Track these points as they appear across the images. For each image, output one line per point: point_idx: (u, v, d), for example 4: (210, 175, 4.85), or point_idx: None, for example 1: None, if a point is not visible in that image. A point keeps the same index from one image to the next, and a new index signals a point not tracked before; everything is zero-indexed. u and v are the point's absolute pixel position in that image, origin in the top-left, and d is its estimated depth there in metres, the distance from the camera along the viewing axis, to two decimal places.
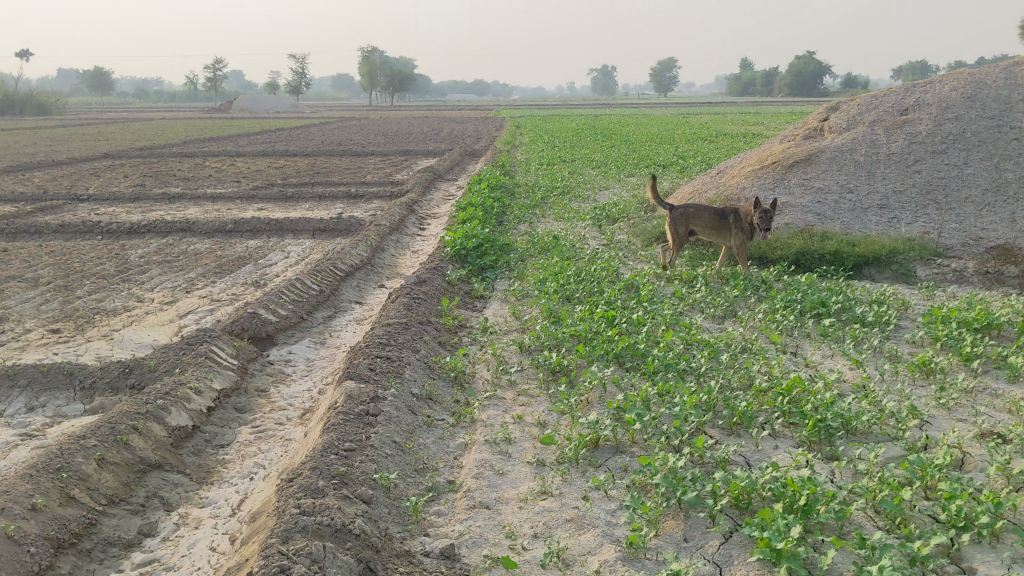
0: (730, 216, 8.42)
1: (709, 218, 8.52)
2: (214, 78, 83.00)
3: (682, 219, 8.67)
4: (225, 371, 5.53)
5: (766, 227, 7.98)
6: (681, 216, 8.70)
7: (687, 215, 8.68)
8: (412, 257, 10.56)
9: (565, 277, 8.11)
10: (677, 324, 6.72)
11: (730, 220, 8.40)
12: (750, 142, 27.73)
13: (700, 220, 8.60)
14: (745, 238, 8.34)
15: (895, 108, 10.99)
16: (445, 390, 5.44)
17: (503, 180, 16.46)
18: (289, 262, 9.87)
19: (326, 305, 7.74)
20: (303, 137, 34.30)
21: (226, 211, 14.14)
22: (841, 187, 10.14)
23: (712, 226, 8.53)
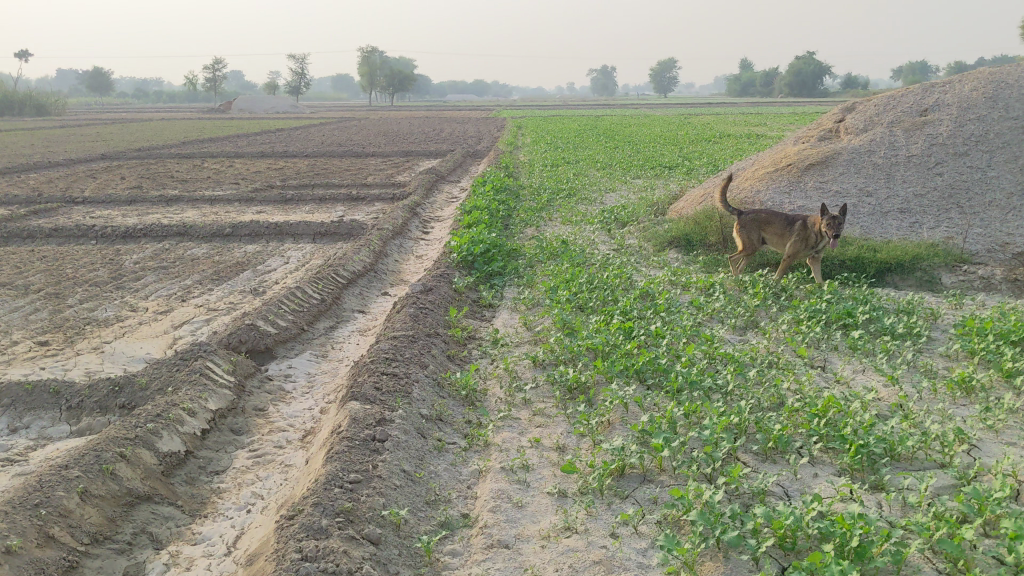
0: (799, 224, 7.89)
1: (777, 225, 8.04)
2: (213, 78, 82.72)
3: (752, 225, 8.23)
4: (221, 389, 5.19)
5: (834, 234, 7.40)
6: (753, 222, 8.25)
7: (759, 221, 8.23)
8: (416, 262, 10.22)
9: (578, 285, 7.77)
10: (698, 336, 6.38)
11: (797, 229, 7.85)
12: (755, 143, 27.37)
13: (771, 227, 8.14)
14: (811, 248, 7.78)
15: (914, 108, 10.62)
16: (456, 410, 5.10)
17: (507, 182, 16.10)
18: (289, 268, 9.54)
19: (327, 314, 7.40)
20: (303, 137, 33.99)
21: (225, 214, 13.80)
22: (860, 191, 9.80)
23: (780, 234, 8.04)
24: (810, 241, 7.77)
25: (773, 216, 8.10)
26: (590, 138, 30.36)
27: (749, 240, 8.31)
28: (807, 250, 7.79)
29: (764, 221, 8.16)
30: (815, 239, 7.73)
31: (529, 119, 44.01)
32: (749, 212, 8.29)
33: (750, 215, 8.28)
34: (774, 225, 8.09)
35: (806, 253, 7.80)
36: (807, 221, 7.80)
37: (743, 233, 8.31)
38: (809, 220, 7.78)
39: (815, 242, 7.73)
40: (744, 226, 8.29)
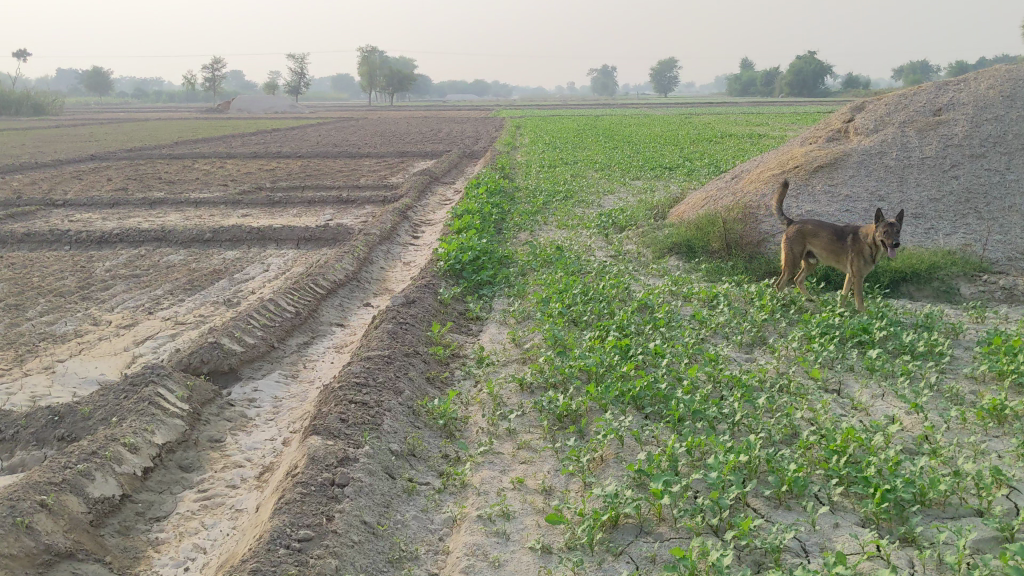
0: (850, 235, 6.90)
1: (824, 237, 7.08)
2: (212, 78, 82.28)
3: (799, 238, 7.30)
4: (172, 419, 4.67)
5: (891, 243, 6.41)
6: (800, 234, 7.30)
7: (805, 233, 7.28)
8: (403, 270, 9.71)
9: (572, 298, 7.26)
10: (702, 356, 5.87)
11: (849, 242, 6.88)
12: (756, 143, 26.90)
13: (818, 239, 7.17)
14: (865, 263, 6.78)
15: (928, 107, 10.09)
16: (432, 442, 4.58)
17: (502, 185, 15.59)
18: (268, 276, 9.03)
19: (302, 329, 6.89)
20: (297, 137, 33.51)
21: (208, 218, 13.29)
22: (871, 195, 9.28)
23: (829, 248, 7.08)
24: (864, 254, 6.77)
25: (822, 226, 7.13)
26: (590, 138, 29.90)
27: (794, 253, 7.38)
28: (861, 264, 6.80)
29: (812, 232, 7.20)
30: (870, 252, 6.74)
31: (527, 119, 43.55)
32: (797, 222, 7.35)
33: (798, 225, 7.33)
34: (822, 236, 7.12)
35: (860, 268, 6.81)
36: (860, 232, 6.81)
37: (789, 246, 7.38)
38: (861, 231, 6.79)
39: (869, 256, 6.74)
40: (790, 237, 7.36)
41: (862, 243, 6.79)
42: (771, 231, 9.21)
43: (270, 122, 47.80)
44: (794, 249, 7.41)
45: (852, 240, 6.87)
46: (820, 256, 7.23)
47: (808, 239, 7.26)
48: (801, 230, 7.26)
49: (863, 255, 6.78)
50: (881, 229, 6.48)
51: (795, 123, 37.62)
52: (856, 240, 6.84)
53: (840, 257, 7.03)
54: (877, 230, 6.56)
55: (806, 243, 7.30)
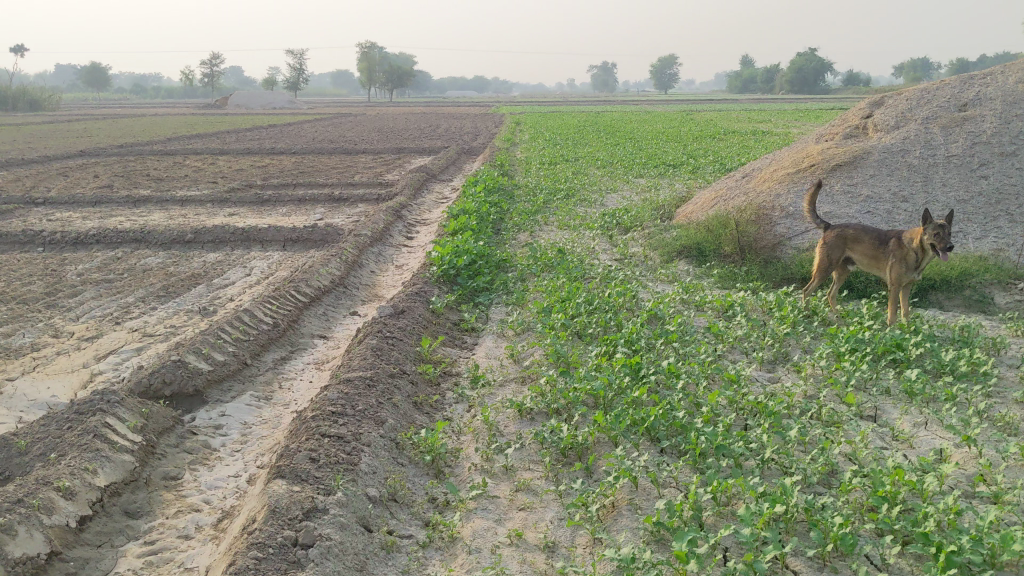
0: (894, 239, 6.39)
1: (866, 242, 6.54)
2: (210, 74, 81.58)
3: (838, 242, 6.73)
4: (119, 456, 4.07)
5: (943, 247, 5.99)
6: (839, 238, 6.73)
7: (844, 237, 6.72)
8: (395, 274, 9.12)
9: (575, 309, 6.67)
10: (721, 377, 5.28)
11: (891, 247, 6.38)
12: (761, 139, 26.34)
13: (859, 244, 6.62)
14: (908, 269, 6.30)
15: (953, 102, 9.49)
16: (417, 484, 3.99)
17: (500, 182, 15.00)
18: (249, 281, 8.45)
19: (280, 342, 6.29)
20: (292, 133, 32.90)
21: (193, 217, 12.68)
22: (894, 196, 8.68)
23: (870, 254, 6.55)
24: (907, 259, 6.29)
25: (864, 231, 6.58)
26: (591, 135, 29.32)
27: (830, 259, 6.81)
28: (903, 270, 6.31)
29: (852, 236, 6.65)
30: (914, 258, 6.25)
31: (527, 116, 42.98)
32: (835, 226, 6.79)
33: (836, 230, 6.77)
34: (863, 241, 6.58)
35: (901, 274, 6.32)
36: (904, 236, 6.33)
37: (825, 252, 6.82)
38: (905, 235, 6.31)
39: (913, 261, 6.26)
40: (827, 242, 6.79)
41: (906, 248, 6.30)
42: (786, 234, 8.61)
43: (267, 117, 47.17)
44: (830, 255, 6.84)
45: (895, 245, 6.36)
46: (859, 263, 6.69)
47: (847, 245, 6.71)
48: (840, 234, 6.71)
49: (906, 260, 6.29)
50: (931, 232, 6.05)
51: (799, 120, 37.12)
52: (899, 245, 6.34)
53: (881, 264, 6.51)
54: (926, 233, 6.12)
55: (844, 249, 6.74)
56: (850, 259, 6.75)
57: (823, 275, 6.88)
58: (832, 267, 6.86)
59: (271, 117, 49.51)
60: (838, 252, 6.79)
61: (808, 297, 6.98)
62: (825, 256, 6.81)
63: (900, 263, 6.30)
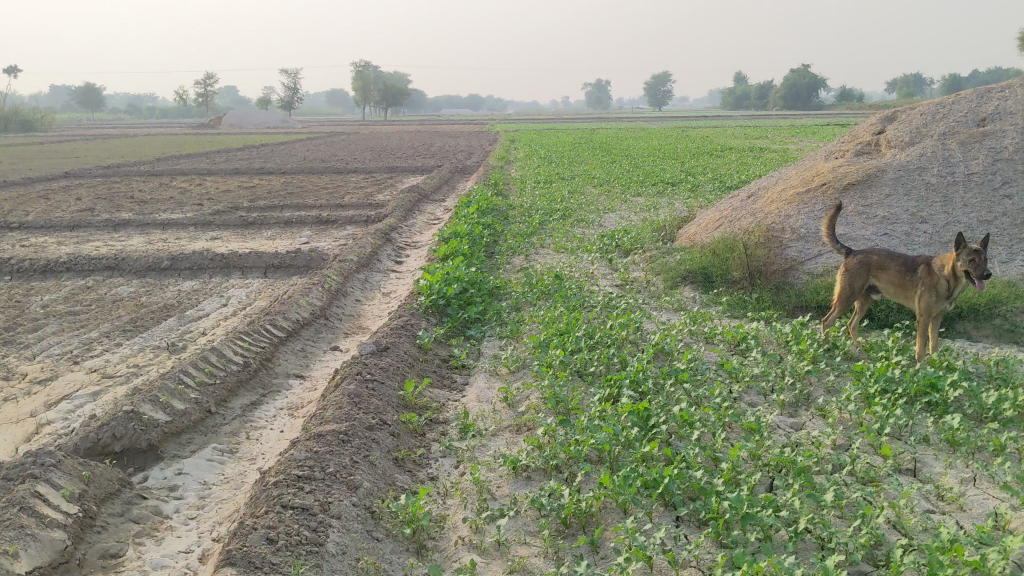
0: (923, 266, 5.88)
1: (893, 269, 6.03)
2: (204, 94, 81.24)
3: (861, 270, 6.20)
4: (48, 533, 3.51)
5: (979, 274, 5.53)
6: (862, 265, 6.20)
7: (868, 264, 6.19)
8: (383, 302, 8.56)
9: (575, 344, 6.10)
10: (740, 425, 4.73)
11: (920, 274, 5.88)
12: (760, 155, 25.89)
13: (884, 272, 6.10)
14: (938, 298, 5.80)
15: (971, 116, 8.99)
16: (394, 563, 3.43)
17: (495, 202, 14.47)
18: (225, 313, 7.89)
19: (251, 384, 5.73)
20: (283, 153, 32.43)
21: (173, 242, 12.13)
22: (913, 216, 8.15)
23: (897, 282, 6.04)
24: (937, 288, 5.79)
25: (890, 257, 6.07)
26: (587, 152, 28.90)
27: (853, 287, 6.28)
28: (933, 299, 5.82)
29: (876, 263, 6.13)
30: (946, 286, 5.76)
31: (522, 134, 42.48)
32: (858, 252, 6.26)
33: (859, 256, 6.24)
34: (889, 268, 6.06)
35: (932, 305, 5.83)
36: (934, 262, 5.83)
37: (847, 279, 6.29)
38: (935, 261, 5.82)
39: (944, 290, 5.76)
40: (849, 269, 6.26)
41: (936, 275, 5.80)
42: (799, 258, 8.06)
43: (261, 137, 46.72)
44: (851, 283, 6.30)
45: (924, 273, 5.86)
46: (884, 292, 6.17)
47: (871, 272, 6.18)
48: (864, 260, 6.18)
49: (937, 289, 5.80)
50: (965, 258, 5.58)
51: (795, 136, 36.69)
52: (929, 273, 5.84)
53: (908, 293, 5.99)
54: (959, 260, 5.64)
55: (868, 276, 6.21)
56: (875, 287, 6.22)
57: (844, 305, 6.34)
58: (854, 296, 6.33)
59: (265, 136, 49.05)
60: (860, 279, 6.26)
61: (828, 328, 6.43)
62: (847, 284, 6.28)
63: (931, 292, 5.81)
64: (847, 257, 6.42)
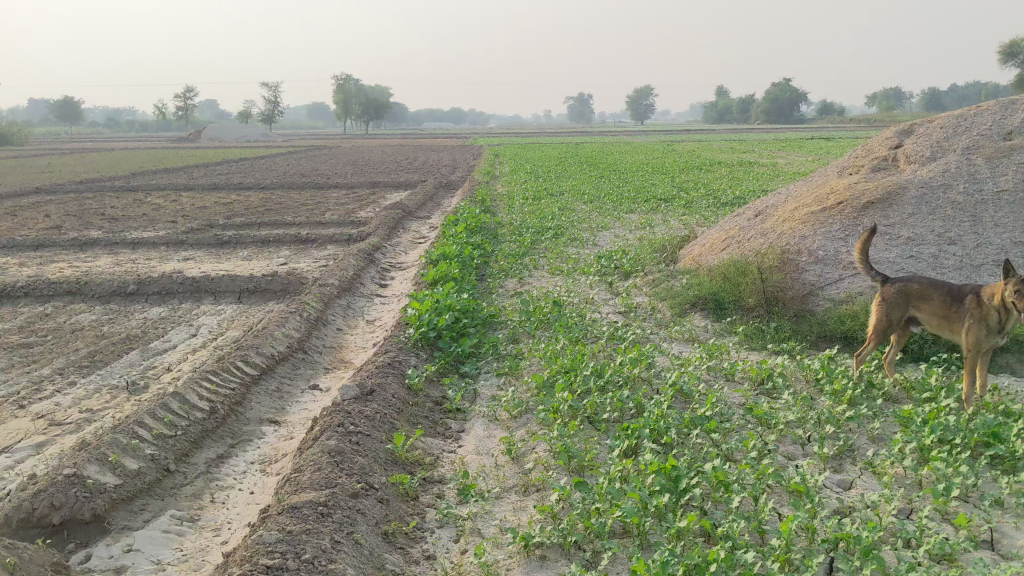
0: (971, 295, 5.27)
1: (935, 300, 5.42)
2: (184, 107, 80.38)
3: (900, 300, 5.58)
4: None
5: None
6: (900, 295, 5.58)
7: (907, 293, 5.57)
8: (367, 332, 7.89)
9: (584, 386, 5.45)
10: (784, 486, 4.09)
11: (967, 305, 5.27)
12: (749, 170, 25.39)
13: (926, 302, 5.48)
14: (988, 332, 5.18)
15: (996, 130, 8.45)
16: None
17: (483, 220, 13.83)
18: (193, 345, 7.20)
19: (218, 433, 5.04)
20: (262, 167, 31.65)
21: (143, 263, 11.42)
22: (939, 237, 7.57)
23: (941, 314, 5.42)
24: (987, 320, 5.18)
25: (933, 285, 5.45)
26: (572, 166, 28.31)
27: (891, 319, 5.64)
28: (983, 333, 5.19)
29: (917, 292, 5.51)
30: (996, 318, 5.14)
31: (505, 148, 41.91)
32: (896, 280, 5.64)
33: (897, 284, 5.62)
34: (932, 298, 5.44)
35: (982, 339, 5.20)
36: (983, 292, 5.22)
37: (883, 310, 5.66)
38: (984, 291, 5.21)
39: (995, 322, 5.14)
40: (886, 299, 5.63)
41: (985, 306, 5.19)
42: (818, 282, 7.45)
43: (239, 150, 46.00)
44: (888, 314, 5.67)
45: (971, 304, 5.25)
46: (926, 324, 5.55)
47: (911, 302, 5.55)
48: (902, 289, 5.57)
49: (986, 322, 5.18)
50: (1013, 287, 4.97)
51: (782, 150, 36.36)
52: (977, 303, 5.23)
53: (954, 325, 5.37)
54: (1008, 290, 5.03)
55: (907, 307, 5.59)
56: (914, 319, 5.60)
57: (880, 338, 5.71)
58: (890, 328, 5.70)
59: (246, 149, 48.17)
60: (898, 310, 5.63)
61: (862, 364, 5.81)
62: (883, 315, 5.65)
63: (979, 324, 5.19)
64: (882, 285, 5.80)
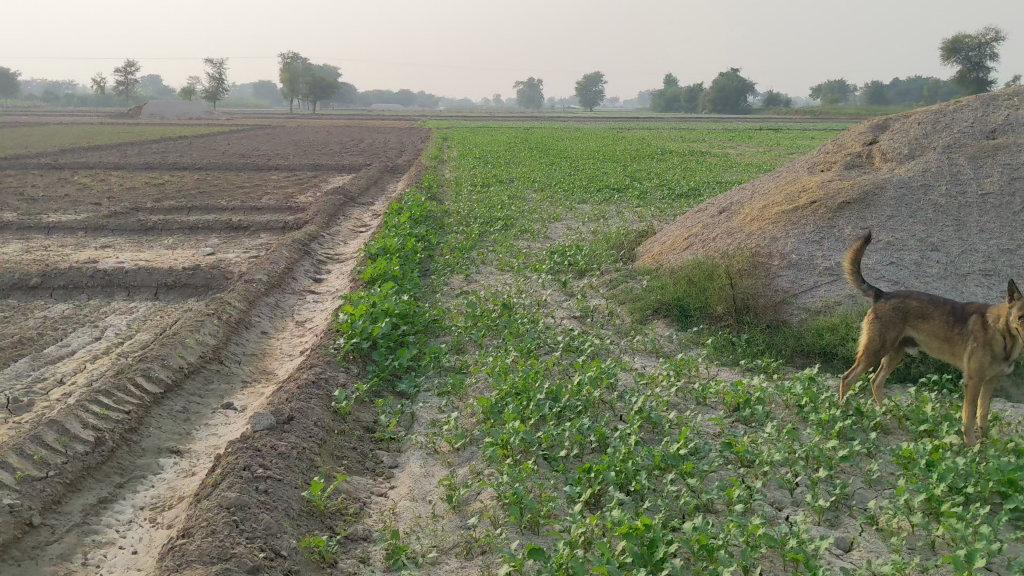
0: (974, 316, 4.65)
1: (934, 320, 4.80)
2: (124, 82, 78.08)
3: (894, 318, 4.96)
4: None
5: None
6: (896, 312, 4.96)
7: (903, 311, 4.95)
8: (295, 336, 7.08)
9: (538, 413, 4.74)
10: (778, 552, 3.42)
11: (970, 327, 4.64)
12: (702, 160, 24.95)
13: (924, 323, 4.87)
14: (992, 358, 4.55)
15: (978, 127, 7.90)
16: None
17: (428, 208, 13.07)
18: (94, 350, 6.34)
19: (102, 469, 4.23)
20: (201, 146, 30.42)
21: (55, 251, 10.44)
22: (922, 243, 6.99)
23: (940, 336, 4.80)
24: (991, 345, 4.55)
25: (934, 302, 4.84)
26: (522, 152, 27.64)
27: (884, 340, 5.02)
28: (986, 359, 4.56)
29: (915, 310, 4.89)
30: (1001, 344, 4.51)
31: (454, 132, 41.03)
32: (891, 296, 5.02)
33: (892, 301, 5.00)
34: (932, 317, 4.82)
35: (985, 366, 4.57)
36: (986, 313, 4.60)
37: (876, 329, 5.03)
38: (989, 312, 4.59)
39: (998, 348, 4.51)
40: (880, 317, 5.01)
41: (989, 330, 4.56)
42: (792, 290, 6.84)
43: (178, 129, 44.50)
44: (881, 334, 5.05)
45: (974, 326, 4.63)
46: (924, 346, 4.93)
47: (908, 321, 4.94)
48: (897, 306, 4.95)
49: (990, 347, 4.55)
50: (1019, 310, 4.34)
51: (731, 141, 36.07)
52: (979, 326, 4.60)
53: (954, 349, 4.74)
54: (1012, 311, 4.40)
55: (903, 327, 4.97)
56: (910, 339, 4.98)
57: (870, 360, 5.08)
58: (883, 349, 5.07)
59: (186, 127, 46.60)
60: (893, 329, 5.01)
61: (849, 388, 5.18)
62: (875, 335, 5.03)
63: (982, 349, 4.57)
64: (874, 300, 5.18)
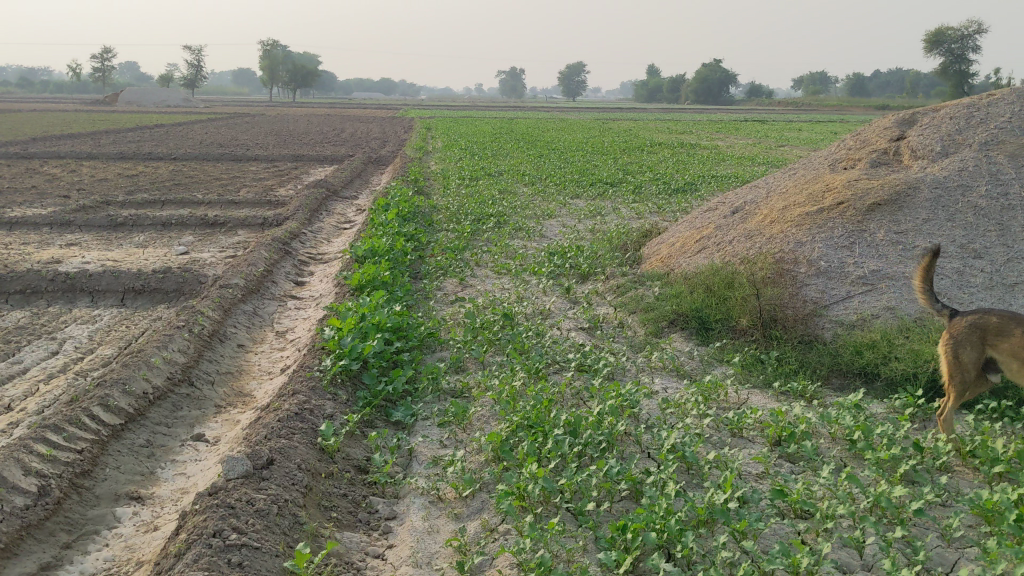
0: None
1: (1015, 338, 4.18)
2: (100, 69, 76.65)
3: (971, 337, 4.37)
4: None
5: None
6: (973, 331, 4.37)
7: (982, 329, 4.35)
8: (275, 351, 6.41)
9: (557, 451, 4.11)
10: None
11: None
12: (692, 152, 24.37)
13: (1003, 342, 4.25)
14: None
15: (1016, 122, 7.31)
16: None
17: (416, 204, 12.39)
18: (48, 368, 5.65)
19: (47, 525, 3.57)
20: (177, 136, 29.55)
21: (15, 249, 9.70)
22: (962, 249, 6.40)
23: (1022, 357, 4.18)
24: None
25: (1015, 319, 4.23)
26: (507, 143, 26.94)
27: (959, 362, 4.44)
28: None
29: (994, 327, 4.29)
30: None
31: (437, 123, 40.30)
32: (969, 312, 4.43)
33: (969, 319, 4.41)
34: (1012, 335, 4.20)
35: None
36: None
37: (951, 350, 4.45)
38: None
39: None
40: (954, 336, 4.43)
41: None
42: (821, 301, 6.24)
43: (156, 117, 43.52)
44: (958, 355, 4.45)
45: None
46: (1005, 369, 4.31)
47: (986, 340, 4.33)
48: (975, 323, 4.36)
49: None
50: None
51: (719, 133, 35.55)
52: None
53: None
54: None
55: (982, 347, 4.36)
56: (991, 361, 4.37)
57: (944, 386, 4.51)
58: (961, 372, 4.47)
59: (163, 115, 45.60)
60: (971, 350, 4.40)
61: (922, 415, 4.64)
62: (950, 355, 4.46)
63: None
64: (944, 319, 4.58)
